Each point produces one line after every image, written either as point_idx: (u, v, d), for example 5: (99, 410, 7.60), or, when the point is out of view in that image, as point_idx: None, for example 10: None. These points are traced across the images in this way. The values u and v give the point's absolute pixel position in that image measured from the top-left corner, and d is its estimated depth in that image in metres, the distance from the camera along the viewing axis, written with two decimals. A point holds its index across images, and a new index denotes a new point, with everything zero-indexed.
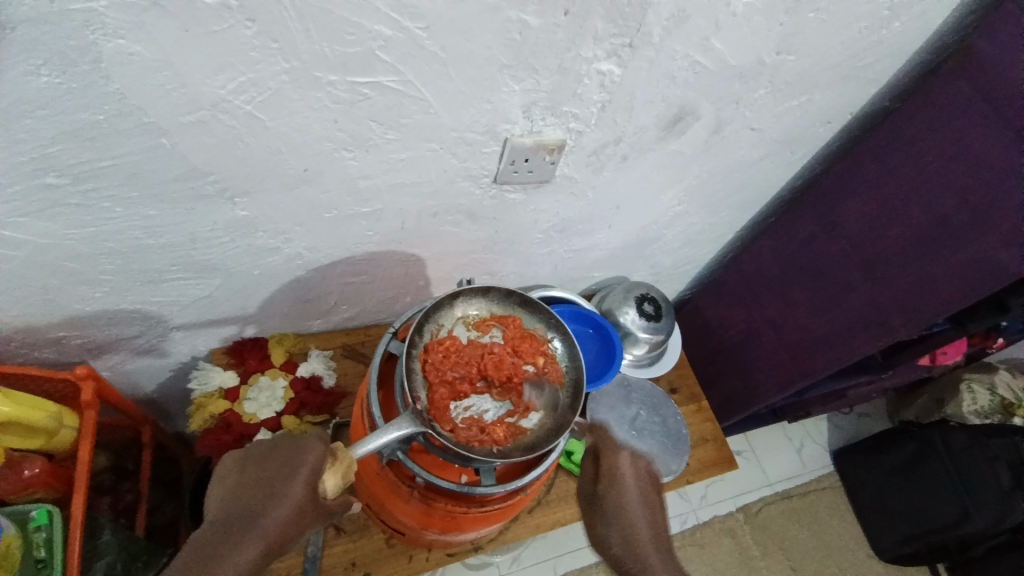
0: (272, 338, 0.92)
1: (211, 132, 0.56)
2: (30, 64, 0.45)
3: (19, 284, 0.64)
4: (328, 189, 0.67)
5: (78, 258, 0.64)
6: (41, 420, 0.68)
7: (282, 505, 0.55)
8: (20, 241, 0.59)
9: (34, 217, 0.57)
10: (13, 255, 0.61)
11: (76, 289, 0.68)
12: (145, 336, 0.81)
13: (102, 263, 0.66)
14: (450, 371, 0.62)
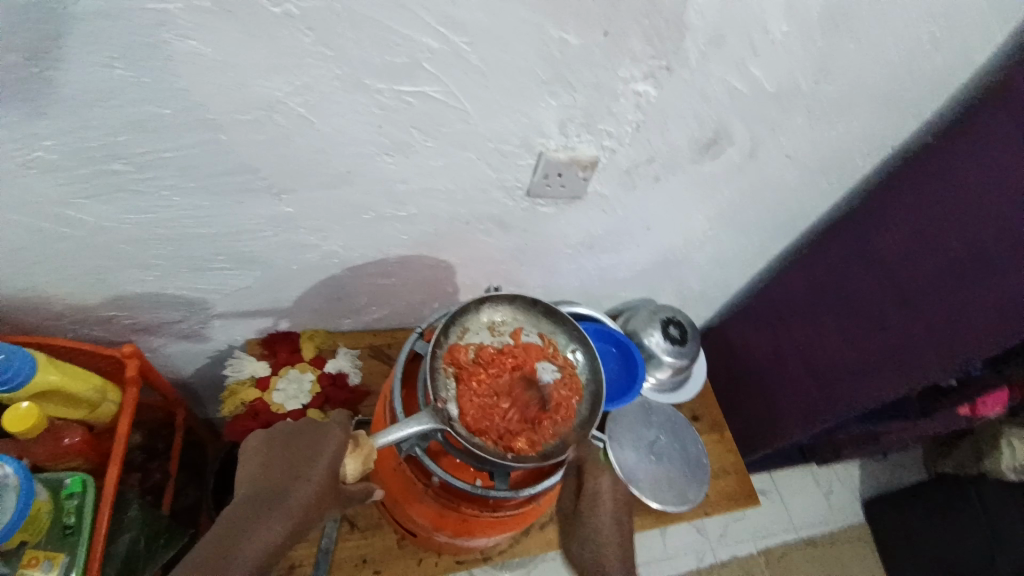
0: (304, 332, 0.96)
1: (264, 130, 0.60)
2: (108, 58, 0.49)
3: (78, 262, 0.69)
4: (367, 191, 0.71)
5: (133, 241, 0.69)
6: (85, 391, 0.71)
7: (304, 487, 0.57)
8: (82, 222, 0.64)
9: (98, 200, 0.62)
10: (74, 234, 0.65)
11: (128, 271, 0.73)
12: (186, 321, 0.85)
13: (154, 248, 0.70)
14: (479, 374, 0.62)
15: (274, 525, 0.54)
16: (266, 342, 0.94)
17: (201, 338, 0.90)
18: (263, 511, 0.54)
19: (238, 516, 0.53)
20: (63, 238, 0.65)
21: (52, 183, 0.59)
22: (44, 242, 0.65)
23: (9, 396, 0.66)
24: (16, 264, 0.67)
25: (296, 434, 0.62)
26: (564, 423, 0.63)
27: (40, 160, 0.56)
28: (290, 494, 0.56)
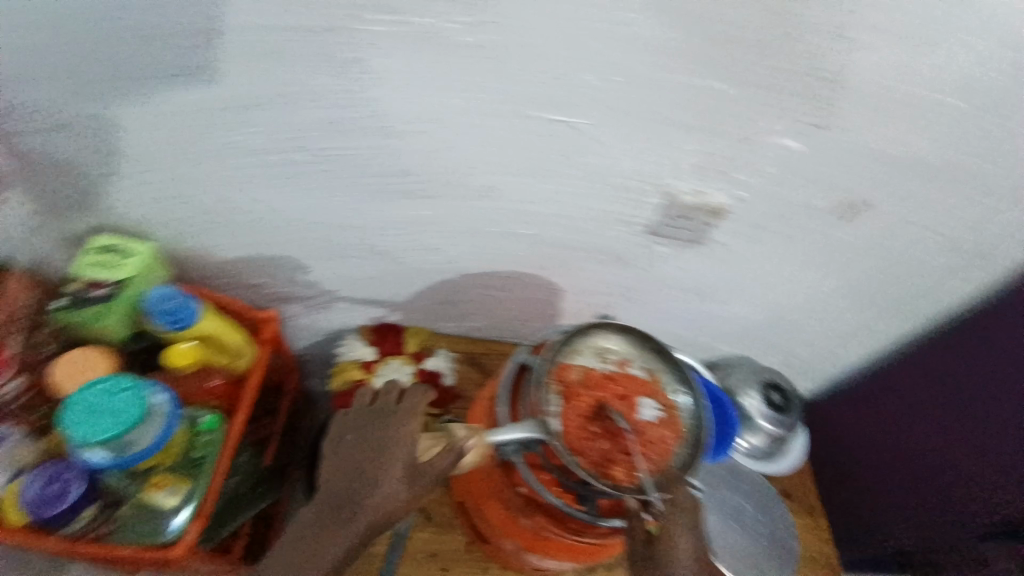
0: (410, 328, 1.03)
1: (426, 142, 0.64)
2: (319, 67, 0.56)
3: (246, 234, 0.79)
4: (500, 208, 0.75)
5: (293, 223, 0.77)
6: (233, 343, 0.81)
7: (376, 488, 0.62)
8: (258, 200, 0.74)
9: (277, 183, 0.71)
10: (251, 210, 0.75)
11: (282, 248, 0.82)
12: (315, 299, 0.94)
13: (308, 231, 0.79)
14: (582, 394, 0.63)
15: (350, 524, 0.61)
16: (377, 331, 1.01)
17: (320, 316, 0.99)
18: (338, 510, 0.62)
19: (313, 520, 0.61)
20: (240, 212, 0.75)
21: (245, 163, 0.68)
22: (223, 213, 0.75)
23: (173, 334, 0.75)
24: (198, 227, 0.77)
25: (367, 433, 0.67)
26: (660, 461, 0.61)
27: (244, 144, 0.66)
28: (363, 493, 0.62)
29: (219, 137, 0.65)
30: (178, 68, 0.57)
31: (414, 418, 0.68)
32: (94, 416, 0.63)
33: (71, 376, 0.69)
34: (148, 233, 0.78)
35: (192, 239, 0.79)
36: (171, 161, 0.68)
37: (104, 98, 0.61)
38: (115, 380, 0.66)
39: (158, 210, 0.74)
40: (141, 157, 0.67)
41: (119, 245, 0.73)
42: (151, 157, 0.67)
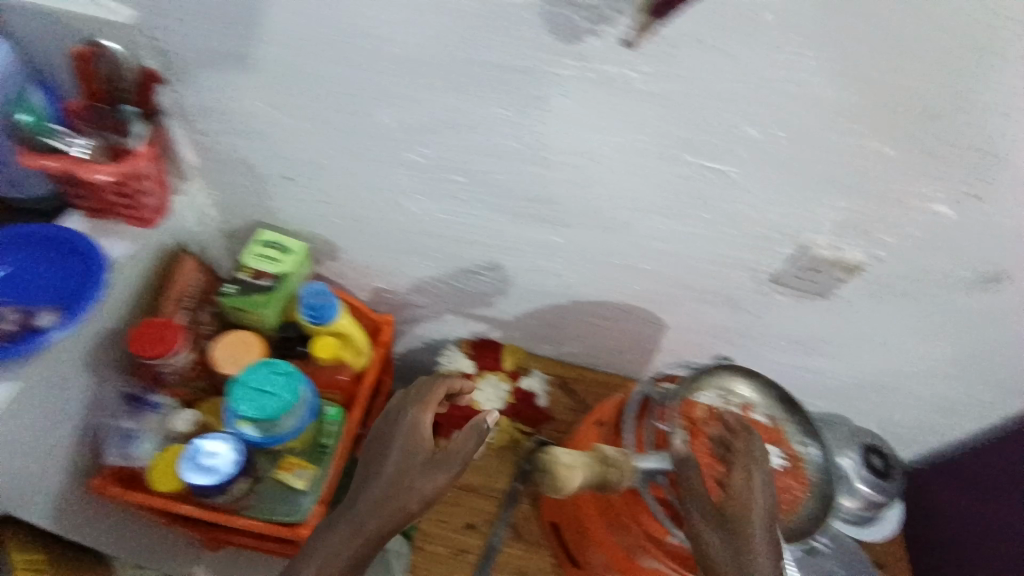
0: (507, 346, 1.06)
1: (578, 175, 0.69)
2: (501, 101, 0.62)
3: (384, 241, 0.85)
4: (629, 242, 0.78)
5: (430, 237, 0.83)
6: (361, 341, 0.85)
7: (407, 484, 0.65)
8: (406, 212, 0.79)
9: (427, 200, 0.76)
10: (396, 221, 0.81)
11: (412, 257, 0.88)
12: (427, 307, 1.00)
13: (441, 246, 0.84)
14: (712, 438, 0.65)
15: (377, 517, 0.64)
16: (476, 346, 1.05)
17: (427, 323, 1.04)
18: (353, 507, 0.65)
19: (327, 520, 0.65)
20: (386, 222, 0.82)
21: (406, 179, 0.74)
22: (371, 219, 0.82)
23: (318, 329, 0.81)
24: (345, 230, 0.84)
25: (387, 429, 0.70)
26: (785, 512, 0.63)
27: (409, 162, 0.71)
28: (391, 485, 0.65)
29: (391, 154, 0.71)
30: (372, 92, 0.63)
31: (426, 409, 0.71)
32: (255, 396, 0.71)
33: (229, 358, 0.77)
34: (300, 230, 0.85)
35: (336, 239, 0.86)
36: (341, 170, 0.74)
37: (301, 112, 0.67)
38: (273, 366, 0.72)
39: (315, 209, 0.82)
40: (315, 163, 0.74)
41: (278, 240, 0.81)
42: (324, 165, 0.74)
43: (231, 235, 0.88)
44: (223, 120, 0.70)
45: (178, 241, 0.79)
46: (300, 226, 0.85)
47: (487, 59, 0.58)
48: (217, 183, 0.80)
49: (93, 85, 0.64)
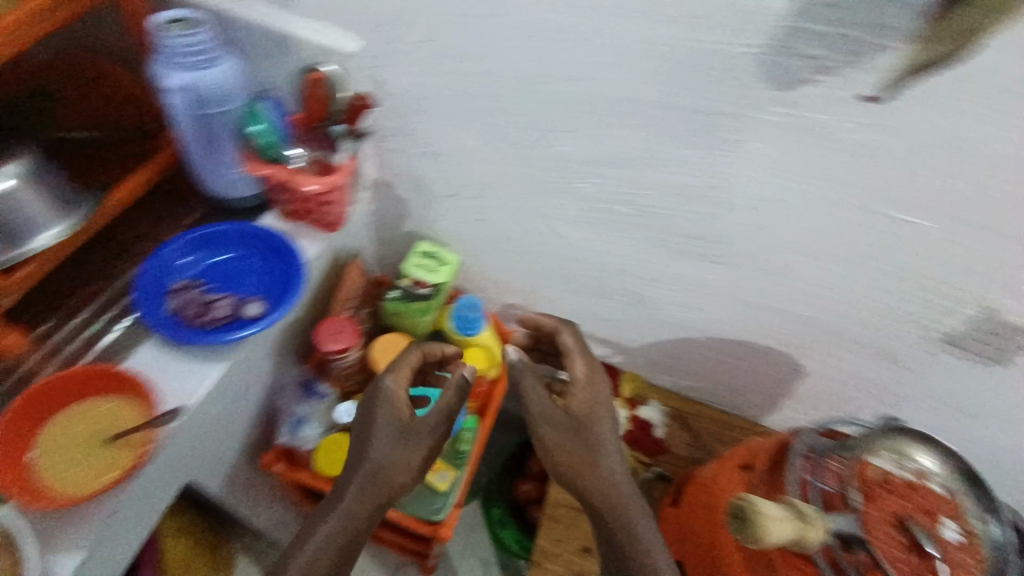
0: (627, 373, 1.06)
1: (752, 216, 0.68)
2: (689, 140, 0.62)
3: (530, 260, 0.88)
4: (788, 286, 0.76)
5: (577, 260, 0.85)
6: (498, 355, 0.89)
7: (383, 467, 0.64)
8: (560, 237, 0.82)
9: (585, 226, 0.78)
10: (547, 242, 0.83)
11: (553, 278, 0.90)
12: (554, 325, 1.02)
13: (586, 269, 0.86)
14: (884, 501, 0.63)
15: (361, 505, 0.63)
16: (595, 369, 1.06)
17: (548, 340, 1.07)
18: (337, 490, 0.64)
19: (314, 513, 0.64)
20: (536, 243, 0.84)
21: (571, 207, 0.76)
22: (525, 240, 0.85)
23: (464, 339, 0.86)
24: (496, 246, 0.88)
25: (366, 402, 0.68)
26: None
27: (576, 190, 0.73)
28: (373, 470, 0.64)
29: (565, 182, 0.73)
30: (558, 124, 0.66)
31: (398, 377, 0.68)
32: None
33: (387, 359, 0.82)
34: (452, 243, 0.90)
35: (484, 253, 0.90)
36: (509, 193, 0.78)
37: (488, 138, 0.71)
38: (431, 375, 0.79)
39: (472, 226, 0.86)
40: (486, 184, 0.78)
41: (436, 251, 0.85)
42: (494, 186, 0.78)
43: (387, 242, 0.94)
44: (411, 139, 0.75)
45: (347, 247, 0.85)
46: (454, 239, 0.89)
47: (688, 100, 0.59)
48: (388, 194, 0.86)
49: (317, 106, 0.69)
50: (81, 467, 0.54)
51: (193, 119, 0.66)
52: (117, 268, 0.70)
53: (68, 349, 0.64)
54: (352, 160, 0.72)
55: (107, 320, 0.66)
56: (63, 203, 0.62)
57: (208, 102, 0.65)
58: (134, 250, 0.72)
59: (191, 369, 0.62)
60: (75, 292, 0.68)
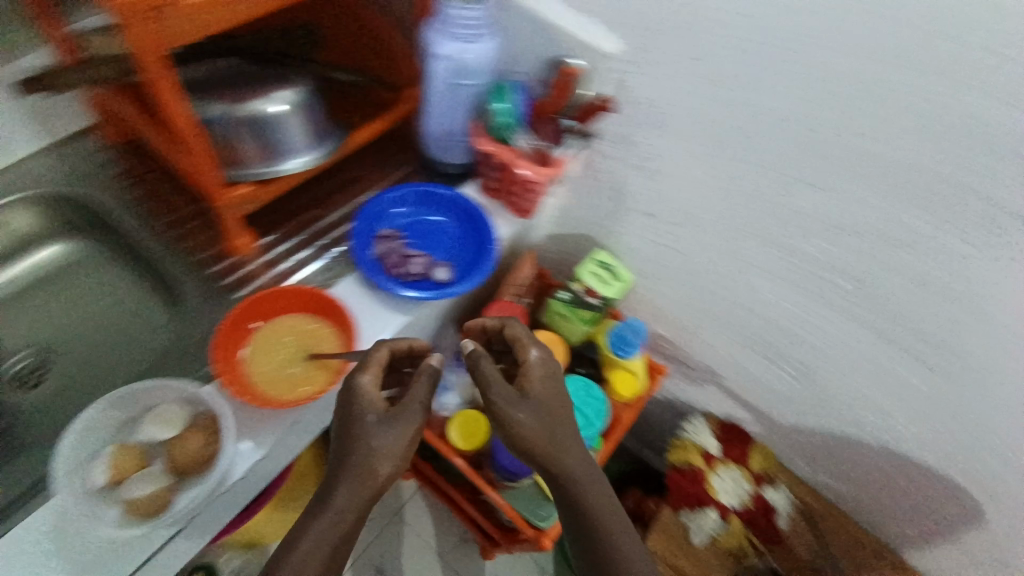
0: (759, 446, 0.96)
1: (1004, 335, 0.58)
2: (963, 232, 0.53)
3: (705, 300, 0.83)
4: (1015, 424, 0.64)
5: (758, 316, 0.78)
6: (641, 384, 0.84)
7: (365, 453, 0.52)
8: (750, 284, 0.75)
9: (784, 284, 0.71)
10: (731, 289, 0.78)
11: (722, 325, 0.84)
12: (697, 372, 0.95)
13: (763, 327, 0.79)
14: None
15: (336, 504, 0.51)
16: (726, 428, 0.97)
17: (682, 382, 0.99)
18: (326, 489, 0.52)
19: (302, 520, 0.52)
20: (719, 285, 0.79)
21: (778, 259, 0.69)
22: (706, 275, 0.79)
23: (617, 359, 0.83)
24: (669, 273, 0.84)
25: (347, 404, 0.54)
26: None
27: (792, 246, 0.67)
28: (361, 465, 0.51)
29: (783, 234, 0.66)
30: (803, 174, 0.60)
31: (376, 373, 0.55)
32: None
33: None
34: (626, 260, 0.87)
35: (652, 275, 0.86)
36: (713, 226, 0.73)
37: (715, 168, 0.66)
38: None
39: (653, 246, 0.82)
40: (689, 211, 0.74)
41: (612, 264, 0.82)
42: (698, 215, 0.73)
43: (557, 236, 0.93)
44: (629, 149, 0.72)
45: (520, 234, 0.86)
46: (626, 253, 0.86)
47: (985, 188, 0.50)
48: (577, 192, 0.84)
49: (558, 96, 0.68)
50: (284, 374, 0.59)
51: (446, 87, 0.68)
52: (331, 204, 0.77)
53: (282, 265, 0.70)
54: (567, 158, 0.71)
55: (318, 248, 0.72)
56: (319, 131, 0.67)
57: (465, 73, 0.67)
58: (348, 191, 0.79)
59: (380, 314, 0.67)
60: (298, 214, 0.75)
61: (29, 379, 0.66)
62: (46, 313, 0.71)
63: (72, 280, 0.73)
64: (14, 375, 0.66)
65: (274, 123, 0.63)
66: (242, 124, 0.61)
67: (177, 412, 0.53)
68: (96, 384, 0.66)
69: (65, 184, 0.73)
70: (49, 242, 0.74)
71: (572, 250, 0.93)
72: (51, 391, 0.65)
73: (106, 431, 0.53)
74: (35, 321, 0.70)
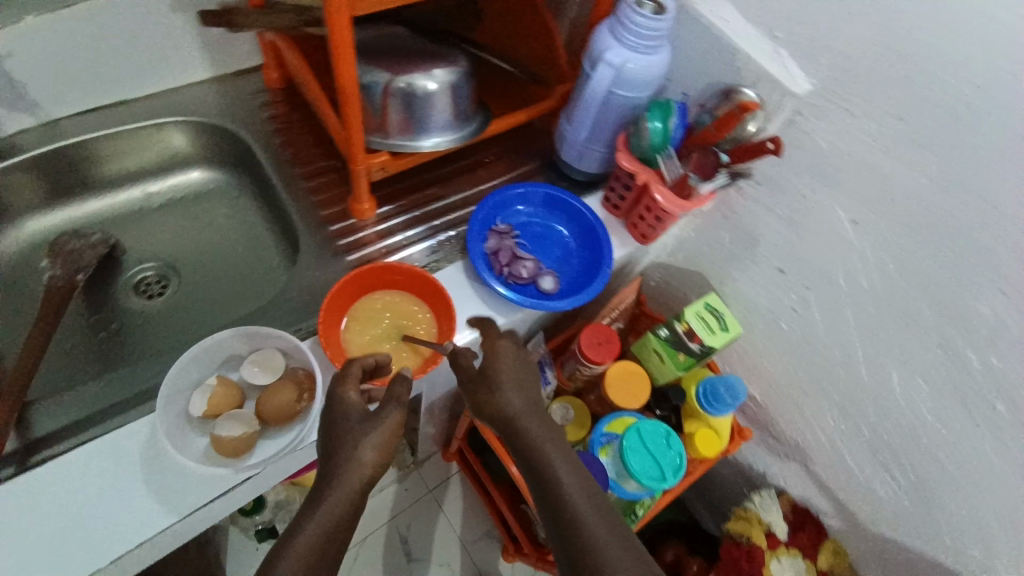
0: (834, 542, 0.81)
1: None
2: None
3: (817, 377, 0.72)
4: None
5: (879, 410, 0.66)
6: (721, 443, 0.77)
7: (353, 453, 0.48)
8: (884, 380, 0.64)
9: (921, 380, 0.59)
10: (853, 369, 0.67)
11: (832, 410, 0.72)
12: (788, 456, 0.83)
13: (883, 424, 0.66)
14: None
15: (324, 505, 0.46)
16: (798, 512, 0.84)
17: (763, 453, 0.88)
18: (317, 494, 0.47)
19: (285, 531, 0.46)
20: (839, 364, 0.68)
21: (931, 362, 0.58)
22: (829, 354, 0.69)
23: (704, 413, 0.76)
24: (786, 339, 0.73)
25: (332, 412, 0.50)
26: None
27: (944, 338, 0.55)
28: (352, 470, 0.47)
29: (948, 337, 0.55)
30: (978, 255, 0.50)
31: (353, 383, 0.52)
32: (646, 456, 0.71)
33: (619, 386, 0.77)
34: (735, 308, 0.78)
35: (763, 333, 0.76)
36: (857, 302, 0.62)
37: (881, 241, 0.56)
38: (668, 437, 0.72)
39: (774, 303, 0.72)
40: (833, 279, 0.63)
41: (722, 312, 0.73)
42: (843, 287, 0.63)
43: (665, 266, 0.85)
44: (777, 196, 0.64)
45: (630, 260, 0.83)
46: (739, 303, 0.77)
47: None
48: (700, 227, 0.76)
49: (719, 129, 0.61)
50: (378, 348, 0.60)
51: (601, 96, 0.65)
52: (450, 185, 0.76)
53: (390, 240, 0.70)
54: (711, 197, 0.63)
55: (426, 230, 0.71)
56: (463, 115, 0.67)
57: (624, 84, 0.63)
58: (469, 175, 0.78)
59: (477, 308, 0.66)
60: (417, 191, 0.74)
61: (152, 289, 0.71)
62: (179, 230, 0.77)
63: (207, 206, 0.79)
64: (142, 282, 0.72)
65: (425, 99, 0.62)
66: (397, 95, 0.61)
67: (278, 361, 0.56)
68: (204, 313, 0.70)
69: (222, 116, 0.77)
70: (196, 167, 0.79)
71: (678, 286, 0.85)
72: (167, 304, 0.70)
73: (210, 362, 0.56)
74: (169, 236, 0.76)
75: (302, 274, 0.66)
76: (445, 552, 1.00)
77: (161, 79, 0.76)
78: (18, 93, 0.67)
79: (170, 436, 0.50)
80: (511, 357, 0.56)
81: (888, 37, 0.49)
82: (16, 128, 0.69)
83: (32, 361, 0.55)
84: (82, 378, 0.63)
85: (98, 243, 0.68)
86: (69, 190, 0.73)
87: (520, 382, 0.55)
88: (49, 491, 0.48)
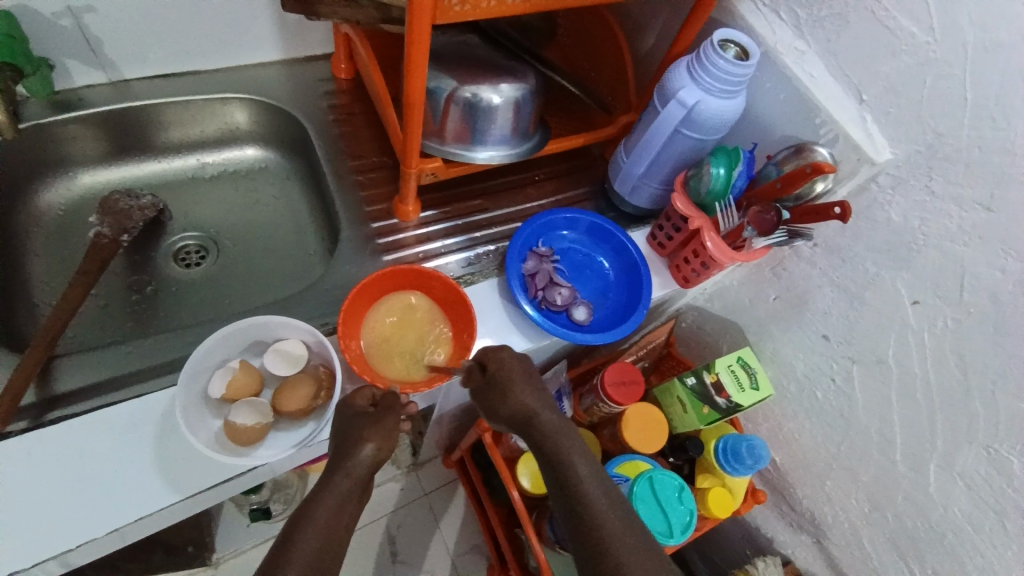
0: None
1: None
2: None
3: (846, 462, 0.66)
4: None
5: (910, 510, 0.60)
6: (734, 505, 0.72)
7: (353, 462, 0.50)
8: (922, 474, 0.58)
9: (964, 484, 0.54)
10: (885, 460, 0.61)
11: (857, 500, 0.66)
12: (803, 539, 0.76)
13: (910, 526, 0.60)
14: None
15: (321, 509, 0.47)
16: None
17: (774, 520, 0.80)
18: (308, 501, 0.48)
19: (278, 541, 0.46)
20: (871, 451, 0.63)
21: (979, 468, 0.52)
22: (863, 438, 0.63)
23: (721, 470, 0.73)
24: (819, 409, 0.68)
25: (343, 428, 0.52)
26: None
27: (998, 442, 0.50)
28: (352, 479, 0.49)
29: (997, 442, 0.50)
30: None
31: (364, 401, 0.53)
32: (656, 508, 0.67)
33: (638, 430, 0.74)
34: (767, 369, 0.73)
35: (795, 399, 0.71)
36: (902, 386, 0.57)
37: (944, 330, 0.52)
38: (680, 492, 0.68)
39: (811, 370, 0.67)
40: (883, 358, 0.58)
41: (755, 369, 0.69)
42: (893, 369, 0.57)
43: (701, 311, 0.82)
44: (837, 264, 0.60)
45: (667, 301, 0.79)
46: (774, 362, 0.72)
47: None
48: (746, 278, 0.72)
49: (786, 188, 0.57)
50: (390, 333, 0.61)
51: (667, 135, 0.63)
52: (494, 199, 0.75)
53: (429, 245, 0.69)
54: (763, 252, 0.59)
55: (465, 240, 0.70)
56: (522, 131, 0.66)
57: (695, 123, 0.62)
58: (517, 191, 0.77)
59: (504, 329, 0.64)
60: (462, 200, 0.74)
61: (191, 259, 0.72)
62: (226, 204, 0.77)
63: (256, 183, 0.79)
64: (182, 250, 0.73)
65: (488, 112, 0.61)
66: (459, 103, 0.60)
67: (301, 354, 0.56)
68: (242, 287, 0.71)
69: (287, 100, 0.78)
70: (250, 144, 0.80)
71: (713, 333, 0.81)
72: (203, 275, 0.71)
73: (235, 343, 0.56)
74: (216, 207, 0.77)
75: (337, 266, 0.66)
76: (432, 561, 0.98)
77: (236, 57, 0.78)
78: (97, 51, 0.68)
79: (185, 413, 0.51)
80: (520, 359, 0.57)
81: (991, 122, 0.46)
82: (87, 83, 0.71)
83: (66, 313, 0.56)
84: (112, 337, 0.64)
85: (148, 206, 0.69)
86: (127, 149, 0.75)
87: (522, 379, 0.56)
88: (60, 444, 0.49)
